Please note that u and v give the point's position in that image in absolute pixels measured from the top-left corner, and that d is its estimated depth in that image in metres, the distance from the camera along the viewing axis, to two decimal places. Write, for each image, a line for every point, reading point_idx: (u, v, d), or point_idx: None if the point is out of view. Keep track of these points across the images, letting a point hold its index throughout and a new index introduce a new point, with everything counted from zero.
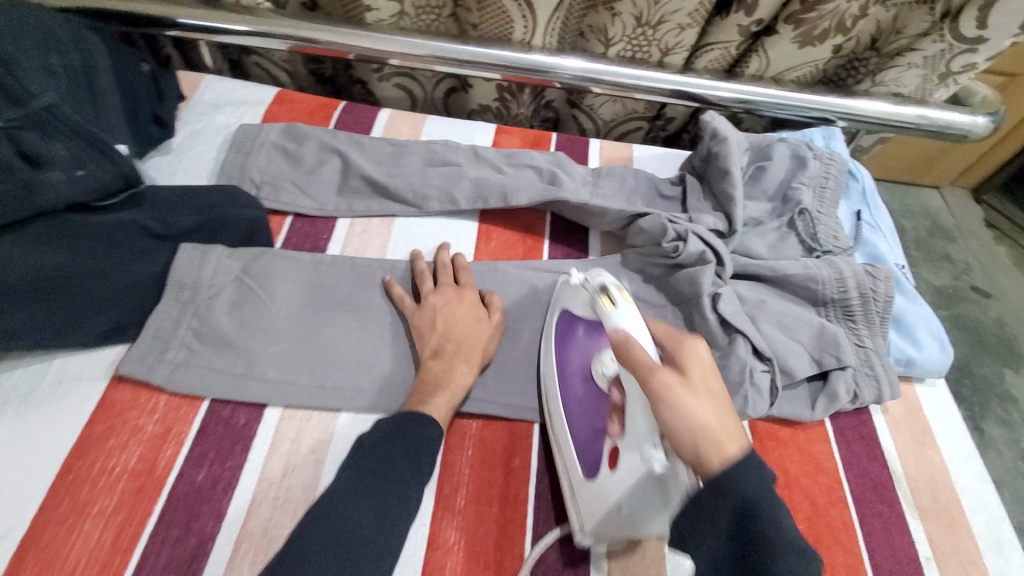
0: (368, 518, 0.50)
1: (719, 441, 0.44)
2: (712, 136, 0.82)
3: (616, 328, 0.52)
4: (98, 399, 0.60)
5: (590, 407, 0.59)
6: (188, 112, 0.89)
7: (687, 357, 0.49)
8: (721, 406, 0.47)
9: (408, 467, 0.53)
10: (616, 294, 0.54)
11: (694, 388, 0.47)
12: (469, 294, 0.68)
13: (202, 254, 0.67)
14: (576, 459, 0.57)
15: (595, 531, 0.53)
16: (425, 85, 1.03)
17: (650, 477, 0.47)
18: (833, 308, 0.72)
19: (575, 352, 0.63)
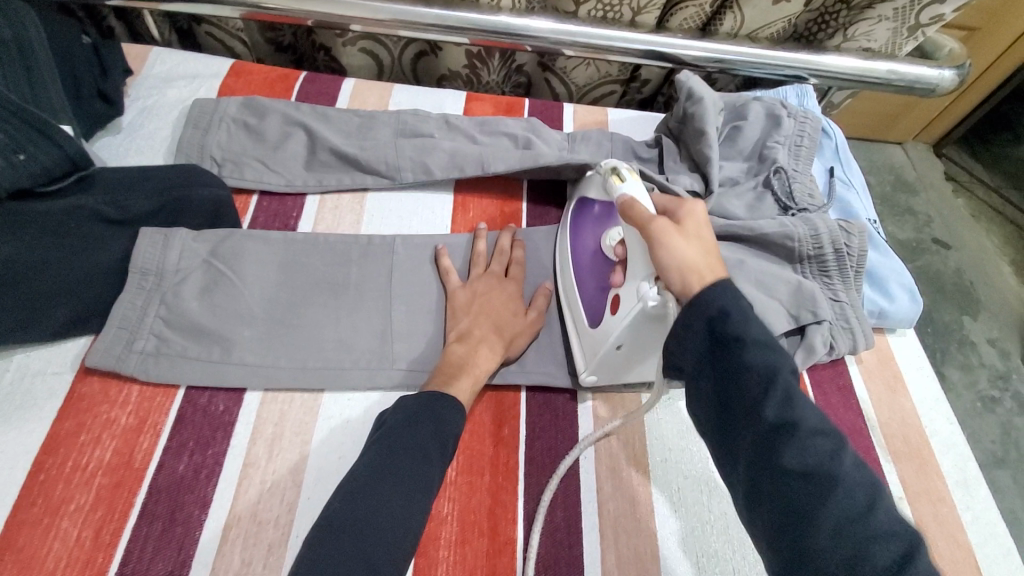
0: (398, 501, 0.48)
1: (710, 262, 0.51)
2: (688, 96, 0.81)
3: (625, 194, 0.59)
4: (66, 393, 0.57)
5: (595, 274, 0.66)
6: (137, 87, 0.83)
7: (682, 210, 0.55)
8: (711, 241, 0.53)
9: (437, 447, 0.52)
10: (620, 174, 0.61)
11: (684, 229, 0.53)
12: (511, 288, 0.68)
13: (164, 238, 0.64)
14: (581, 309, 0.65)
15: (597, 368, 0.61)
16: (392, 50, 0.99)
17: (644, 313, 0.55)
18: (809, 265, 0.73)
19: (586, 228, 0.70)
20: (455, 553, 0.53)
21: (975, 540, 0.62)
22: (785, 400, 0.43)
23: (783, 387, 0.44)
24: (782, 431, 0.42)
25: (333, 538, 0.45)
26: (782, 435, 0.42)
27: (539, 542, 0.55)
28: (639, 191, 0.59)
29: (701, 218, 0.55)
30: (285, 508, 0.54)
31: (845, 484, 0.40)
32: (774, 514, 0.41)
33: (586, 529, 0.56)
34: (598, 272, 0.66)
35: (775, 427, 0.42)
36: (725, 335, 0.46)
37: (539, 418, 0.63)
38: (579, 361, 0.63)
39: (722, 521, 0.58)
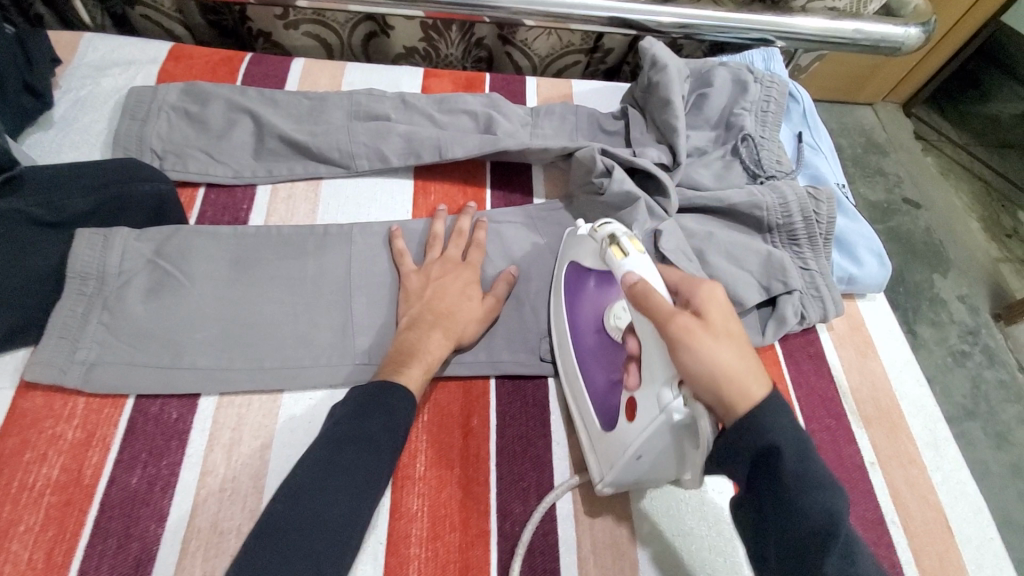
0: (347, 498, 0.47)
1: (740, 383, 0.44)
2: (652, 64, 0.78)
3: (629, 274, 0.51)
4: (5, 410, 0.54)
5: (608, 390, 0.57)
6: (67, 77, 0.78)
7: (704, 301, 0.48)
8: (739, 351, 0.46)
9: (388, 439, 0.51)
10: (620, 248, 0.53)
11: (706, 337, 0.46)
12: (466, 271, 0.66)
13: (104, 238, 0.60)
14: (593, 410, 0.57)
15: (614, 478, 0.53)
16: (339, 32, 0.93)
17: (670, 426, 0.48)
18: (778, 234, 0.72)
19: (587, 308, 0.62)
20: (427, 549, 0.52)
21: (945, 499, 0.63)
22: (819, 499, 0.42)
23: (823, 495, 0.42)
24: (812, 533, 0.41)
25: (279, 539, 0.44)
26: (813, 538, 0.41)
27: (512, 530, 0.54)
28: (651, 266, 0.52)
29: (727, 312, 0.48)
30: (247, 516, 0.52)
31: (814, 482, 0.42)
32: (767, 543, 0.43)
33: (560, 516, 0.56)
34: (609, 398, 0.56)
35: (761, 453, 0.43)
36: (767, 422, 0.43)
37: (509, 405, 0.61)
38: (588, 450, 0.57)
39: (697, 497, 0.58)
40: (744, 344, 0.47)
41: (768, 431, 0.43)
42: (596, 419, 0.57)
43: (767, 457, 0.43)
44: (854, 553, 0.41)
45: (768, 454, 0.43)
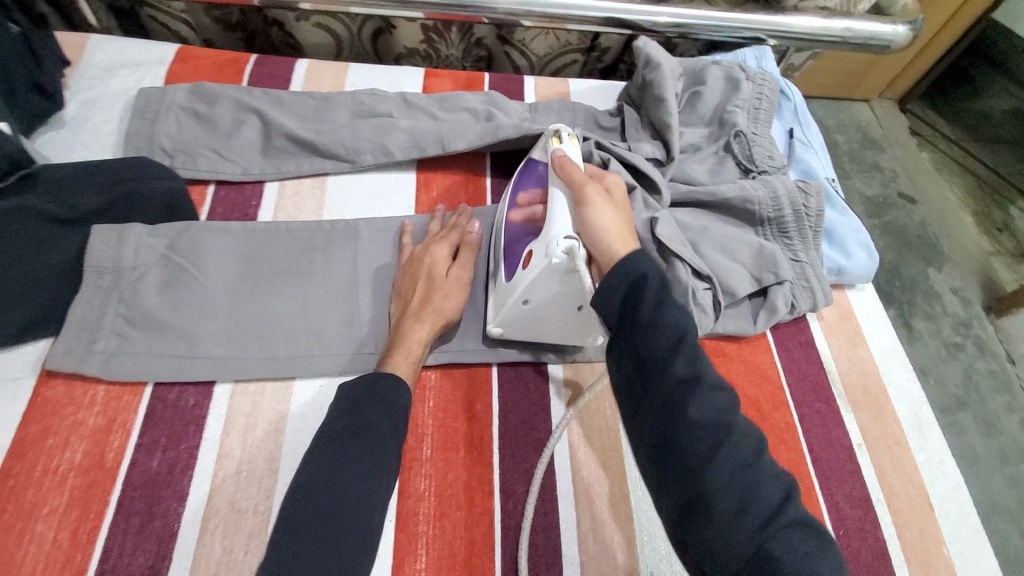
0: (357, 482, 0.50)
1: (616, 229, 0.54)
2: (646, 63, 0.81)
3: (558, 151, 0.62)
4: (29, 398, 0.56)
5: (516, 244, 0.63)
6: (77, 78, 0.80)
7: (607, 179, 0.59)
8: (622, 209, 0.57)
9: (390, 427, 0.54)
10: (558, 137, 0.65)
11: (597, 198, 0.56)
12: (439, 248, 0.67)
13: (118, 234, 0.62)
14: (505, 264, 0.64)
15: (503, 322, 0.62)
16: (348, 25, 0.95)
17: (551, 269, 0.56)
18: (770, 227, 0.75)
19: (524, 192, 0.67)
20: (435, 527, 0.55)
21: (928, 478, 0.65)
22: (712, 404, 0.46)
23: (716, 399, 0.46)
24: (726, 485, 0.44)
25: (302, 531, 0.47)
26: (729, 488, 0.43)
27: (515, 510, 0.57)
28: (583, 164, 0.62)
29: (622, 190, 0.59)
30: (262, 496, 0.54)
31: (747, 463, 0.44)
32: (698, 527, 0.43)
33: (561, 496, 0.58)
34: (514, 254, 0.62)
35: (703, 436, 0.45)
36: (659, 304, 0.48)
37: (511, 392, 0.64)
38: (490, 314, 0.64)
39: None
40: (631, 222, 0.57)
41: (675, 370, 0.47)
42: (505, 275, 0.63)
43: (677, 374, 0.46)
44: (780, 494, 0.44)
45: (680, 367, 0.47)
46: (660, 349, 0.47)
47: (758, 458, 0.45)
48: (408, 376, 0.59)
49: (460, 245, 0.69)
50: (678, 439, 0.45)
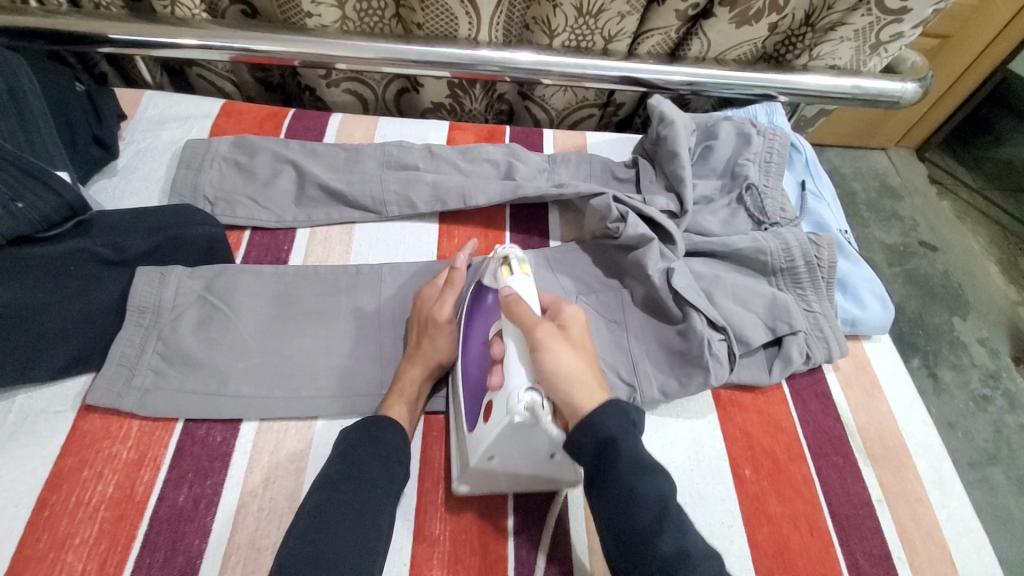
0: (354, 525, 0.51)
1: (583, 385, 0.54)
2: (660, 119, 0.85)
3: (510, 288, 0.59)
4: (69, 430, 0.59)
5: (476, 399, 0.60)
6: (130, 130, 0.86)
7: (568, 316, 0.59)
8: (586, 355, 0.57)
9: (386, 466, 0.56)
10: (511, 265, 0.61)
11: (558, 344, 0.55)
12: (430, 291, 0.70)
13: (160, 276, 0.67)
14: (465, 411, 0.60)
15: (469, 479, 0.57)
16: (375, 88, 1.02)
17: (512, 427, 0.52)
18: (783, 277, 0.76)
19: (472, 337, 0.65)
20: (448, 571, 0.55)
21: (952, 537, 0.64)
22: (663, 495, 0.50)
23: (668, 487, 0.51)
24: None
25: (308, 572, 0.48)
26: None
27: (528, 557, 0.57)
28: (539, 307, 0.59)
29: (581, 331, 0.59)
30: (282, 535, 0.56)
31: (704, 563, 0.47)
32: None
33: (574, 545, 0.58)
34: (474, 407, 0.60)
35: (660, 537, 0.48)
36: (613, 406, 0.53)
37: None
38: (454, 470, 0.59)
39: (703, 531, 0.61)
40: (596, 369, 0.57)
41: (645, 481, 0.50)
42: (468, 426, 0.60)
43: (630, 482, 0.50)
44: None
45: (632, 475, 0.50)
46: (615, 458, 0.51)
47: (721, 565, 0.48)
48: (401, 418, 0.61)
49: (446, 286, 0.69)
50: (625, 522, 0.49)
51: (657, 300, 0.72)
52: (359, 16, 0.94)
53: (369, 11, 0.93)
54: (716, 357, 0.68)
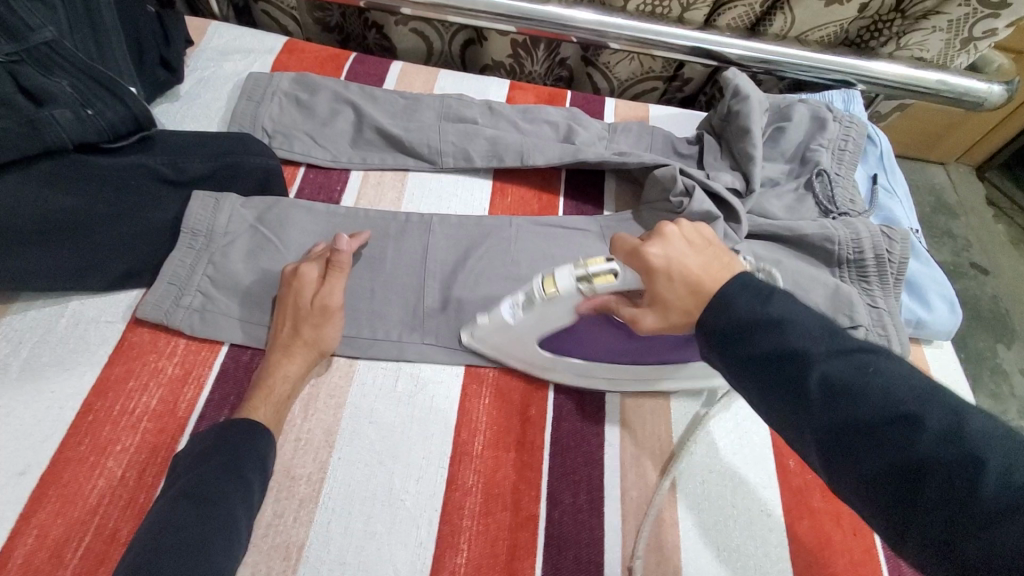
0: (200, 523, 0.44)
1: (702, 291, 0.44)
2: (734, 93, 0.80)
3: (580, 299, 0.53)
4: (118, 339, 0.60)
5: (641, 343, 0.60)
6: (195, 58, 0.86)
7: (637, 258, 0.48)
8: (686, 254, 0.46)
9: (229, 468, 0.48)
10: (548, 282, 0.52)
11: (660, 298, 0.46)
12: (307, 268, 0.61)
13: (215, 201, 0.67)
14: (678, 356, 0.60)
15: None
16: (441, 34, 1.00)
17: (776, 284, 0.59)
18: (847, 269, 0.73)
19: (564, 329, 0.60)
20: (479, 523, 0.54)
21: None
22: (959, 418, 0.34)
23: (941, 416, 0.34)
24: (892, 425, 0.35)
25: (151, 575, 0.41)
26: (893, 429, 0.35)
27: (561, 519, 0.55)
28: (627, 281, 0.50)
29: (666, 237, 0.47)
30: (317, 466, 0.55)
31: (930, 423, 0.34)
32: (886, 501, 0.35)
33: (608, 511, 0.56)
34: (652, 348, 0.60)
35: (821, 396, 0.37)
36: (760, 289, 0.42)
37: (567, 400, 0.63)
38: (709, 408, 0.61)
39: (744, 515, 0.58)
40: (703, 249, 0.47)
41: (790, 329, 0.39)
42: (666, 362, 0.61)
43: (812, 385, 0.38)
44: (968, 427, 0.33)
45: (812, 376, 0.38)
46: (812, 387, 0.38)
47: (959, 412, 0.34)
48: (297, 370, 0.58)
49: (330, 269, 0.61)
50: (788, 390, 0.39)
51: None
52: None
53: None
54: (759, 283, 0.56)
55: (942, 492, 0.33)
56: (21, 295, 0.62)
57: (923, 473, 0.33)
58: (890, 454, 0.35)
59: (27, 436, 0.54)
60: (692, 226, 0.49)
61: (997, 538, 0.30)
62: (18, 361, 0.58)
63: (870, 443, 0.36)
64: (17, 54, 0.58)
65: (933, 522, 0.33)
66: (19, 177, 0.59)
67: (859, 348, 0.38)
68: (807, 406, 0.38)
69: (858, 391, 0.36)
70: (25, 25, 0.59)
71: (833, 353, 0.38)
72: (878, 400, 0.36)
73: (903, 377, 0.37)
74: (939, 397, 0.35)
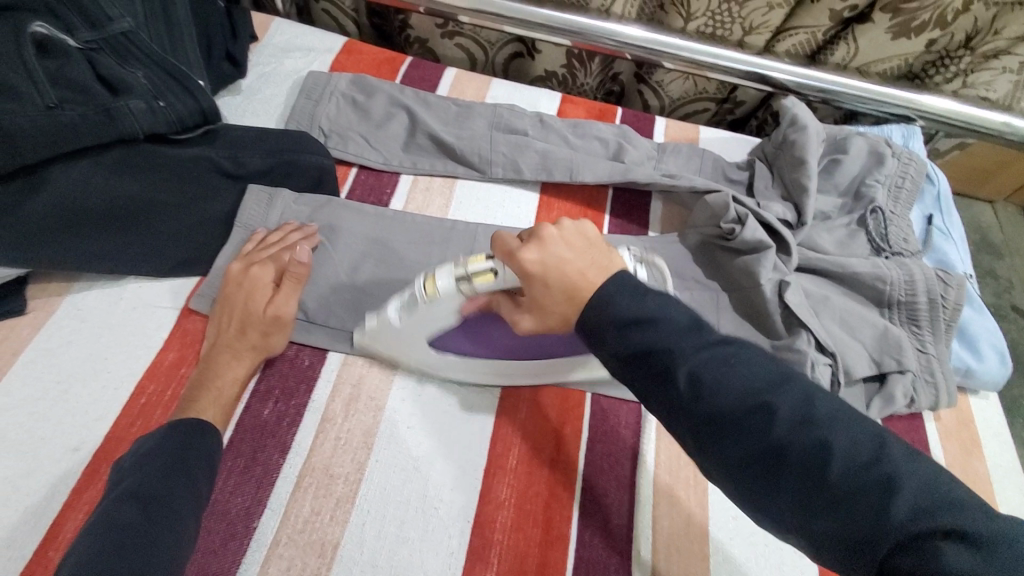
0: (142, 522, 0.44)
1: (576, 297, 0.45)
2: (791, 122, 0.79)
3: (462, 299, 0.53)
4: (173, 325, 0.62)
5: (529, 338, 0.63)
6: (257, 54, 0.88)
7: (515, 264, 0.47)
8: (564, 257, 0.46)
9: (177, 465, 0.49)
10: (429, 283, 0.52)
11: (539, 302, 0.48)
12: (261, 272, 0.61)
13: (269, 198, 0.69)
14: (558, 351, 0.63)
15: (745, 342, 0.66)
16: (488, 48, 1.00)
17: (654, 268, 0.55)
18: (898, 311, 0.71)
19: (463, 340, 0.63)
20: (509, 538, 0.54)
21: None
22: (807, 403, 0.38)
23: (793, 403, 0.38)
24: (750, 413, 0.39)
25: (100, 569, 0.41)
26: (750, 416, 0.39)
27: (591, 542, 0.55)
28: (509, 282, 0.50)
29: (544, 240, 0.47)
30: (355, 466, 0.56)
31: (783, 411, 0.38)
32: (751, 481, 0.38)
33: (639, 539, 0.56)
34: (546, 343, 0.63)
35: (689, 389, 0.40)
36: (635, 286, 0.43)
37: (603, 423, 0.62)
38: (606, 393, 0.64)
39: (776, 554, 0.57)
40: (583, 250, 0.46)
41: (657, 325, 0.41)
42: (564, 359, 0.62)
43: (680, 378, 0.40)
44: (807, 410, 0.38)
45: (684, 370, 0.40)
46: (682, 381, 0.40)
47: (807, 399, 0.39)
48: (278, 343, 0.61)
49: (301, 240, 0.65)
50: (654, 379, 0.41)
51: (765, 311, 0.68)
52: None
53: None
54: (637, 266, 0.55)
55: (798, 473, 0.37)
56: (83, 276, 0.64)
57: (779, 457, 0.37)
58: (753, 440, 0.38)
59: (83, 413, 0.56)
60: (572, 225, 0.48)
61: (848, 508, 0.35)
62: (80, 339, 0.60)
63: (736, 431, 0.39)
64: (96, 42, 0.62)
65: (787, 496, 0.37)
66: (89, 164, 0.61)
67: (723, 342, 0.41)
68: (680, 396, 0.40)
69: (722, 382, 0.39)
70: (104, 13, 0.63)
71: (702, 348, 0.41)
72: (739, 391, 0.39)
73: (760, 366, 0.40)
74: (791, 382, 0.40)
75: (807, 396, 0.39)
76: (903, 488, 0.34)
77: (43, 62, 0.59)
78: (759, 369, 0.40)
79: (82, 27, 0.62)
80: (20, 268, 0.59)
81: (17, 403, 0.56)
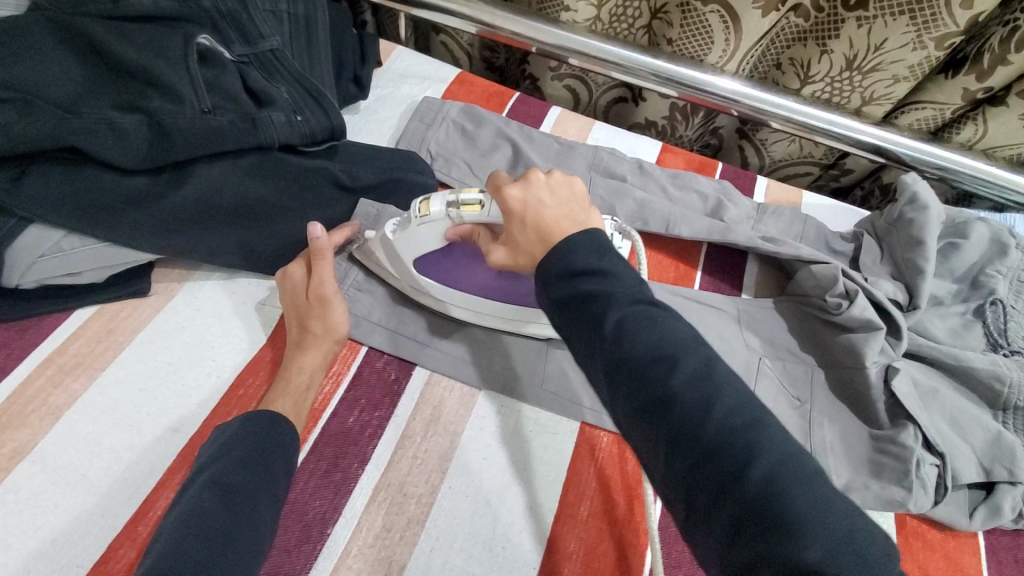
0: (226, 513, 0.45)
1: (547, 238, 0.46)
2: (911, 199, 0.75)
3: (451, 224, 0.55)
4: (278, 322, 0.66)
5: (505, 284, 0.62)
6: (378, 78, 0.94)
7: (501, 198, 0.49)
8: (545, 202, 0.48)
9: (259, 460, 0.49)
10: (424, 205, 0.55)
11: (511, 238, 0.49)
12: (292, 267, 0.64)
13: (376, 213, 0.71)
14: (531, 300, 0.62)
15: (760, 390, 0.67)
16: (594, 90, 1.02)
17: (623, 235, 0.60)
18: (1014, 416, 0.65)
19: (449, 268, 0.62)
20: None
21: None
22: (708, 368, 0.39)
23: (694, 361, 0.40)
24: (652, 358, 0.39)
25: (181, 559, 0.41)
26: (652, 361, 0.39)
27: None
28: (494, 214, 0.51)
29: (528, 181, 0.49)
30: (429, 489, 0.56)
31: (683, 365, 0.39)
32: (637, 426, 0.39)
33: None
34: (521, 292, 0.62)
35: (609, 335, 0.41)
36: (602, 244, 0.44)
37: None
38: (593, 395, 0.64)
39: None
40: (564, 202, 0.48)
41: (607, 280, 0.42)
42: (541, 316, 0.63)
43: (608, 321, 0.41)
44: (705, 368, 0.39)
45: (612, 317, 0.41)
46: (607, 325, 0.41)
47: (709, 364, 0.40)
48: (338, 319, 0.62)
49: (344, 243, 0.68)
50: (577, 323, 0.42)
51: (866, 396, 0.64)
52: (610, 20, 0.92)
53: (622, 18, 0.91)
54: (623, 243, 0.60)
55: (675, 421, 0.38)
56: (202, 267, 0.69)
57: (669, 410, 0.38)
58: (652, 389, 0.39)
59: (187, 396, 0.60)
60: (561, 179, 0.50)
61: (713, 465, 0.36)
62: (194, 325, 0.65)
63: (638, 375, 0.39)
64: (247, 57, 0.69)
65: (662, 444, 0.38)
66: (230, 164, 0.65)
67: (655, 304, 0.42)
68: (600, 340, 0.41)
69: (643, 333, 0.40)
70: (259, 34, 0.69)
71: (634, 302, 0.41)
72: (654, 340, 0.40)
73: (679, 330, 0.41)
74: (697, 348, 0.41)
75: (708, 365, 0.40)
76: (762, 453, 0.36)
77: (203, 69, 0.64)
78: (682, 336, 0.41)
79: (237, 41, 0.69)
80: (153, 254, 0.64)
81: (131, 377, 0.60)
